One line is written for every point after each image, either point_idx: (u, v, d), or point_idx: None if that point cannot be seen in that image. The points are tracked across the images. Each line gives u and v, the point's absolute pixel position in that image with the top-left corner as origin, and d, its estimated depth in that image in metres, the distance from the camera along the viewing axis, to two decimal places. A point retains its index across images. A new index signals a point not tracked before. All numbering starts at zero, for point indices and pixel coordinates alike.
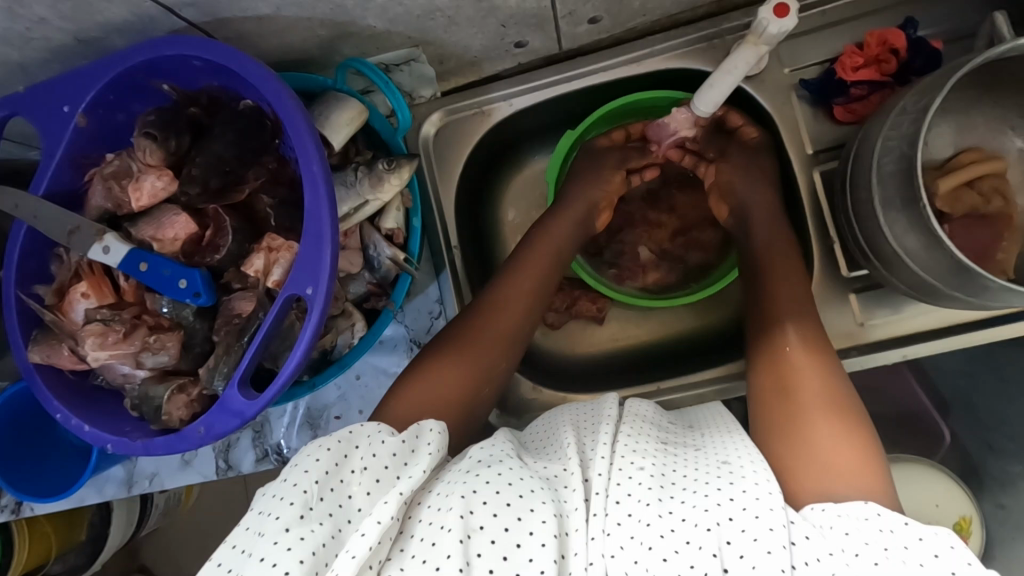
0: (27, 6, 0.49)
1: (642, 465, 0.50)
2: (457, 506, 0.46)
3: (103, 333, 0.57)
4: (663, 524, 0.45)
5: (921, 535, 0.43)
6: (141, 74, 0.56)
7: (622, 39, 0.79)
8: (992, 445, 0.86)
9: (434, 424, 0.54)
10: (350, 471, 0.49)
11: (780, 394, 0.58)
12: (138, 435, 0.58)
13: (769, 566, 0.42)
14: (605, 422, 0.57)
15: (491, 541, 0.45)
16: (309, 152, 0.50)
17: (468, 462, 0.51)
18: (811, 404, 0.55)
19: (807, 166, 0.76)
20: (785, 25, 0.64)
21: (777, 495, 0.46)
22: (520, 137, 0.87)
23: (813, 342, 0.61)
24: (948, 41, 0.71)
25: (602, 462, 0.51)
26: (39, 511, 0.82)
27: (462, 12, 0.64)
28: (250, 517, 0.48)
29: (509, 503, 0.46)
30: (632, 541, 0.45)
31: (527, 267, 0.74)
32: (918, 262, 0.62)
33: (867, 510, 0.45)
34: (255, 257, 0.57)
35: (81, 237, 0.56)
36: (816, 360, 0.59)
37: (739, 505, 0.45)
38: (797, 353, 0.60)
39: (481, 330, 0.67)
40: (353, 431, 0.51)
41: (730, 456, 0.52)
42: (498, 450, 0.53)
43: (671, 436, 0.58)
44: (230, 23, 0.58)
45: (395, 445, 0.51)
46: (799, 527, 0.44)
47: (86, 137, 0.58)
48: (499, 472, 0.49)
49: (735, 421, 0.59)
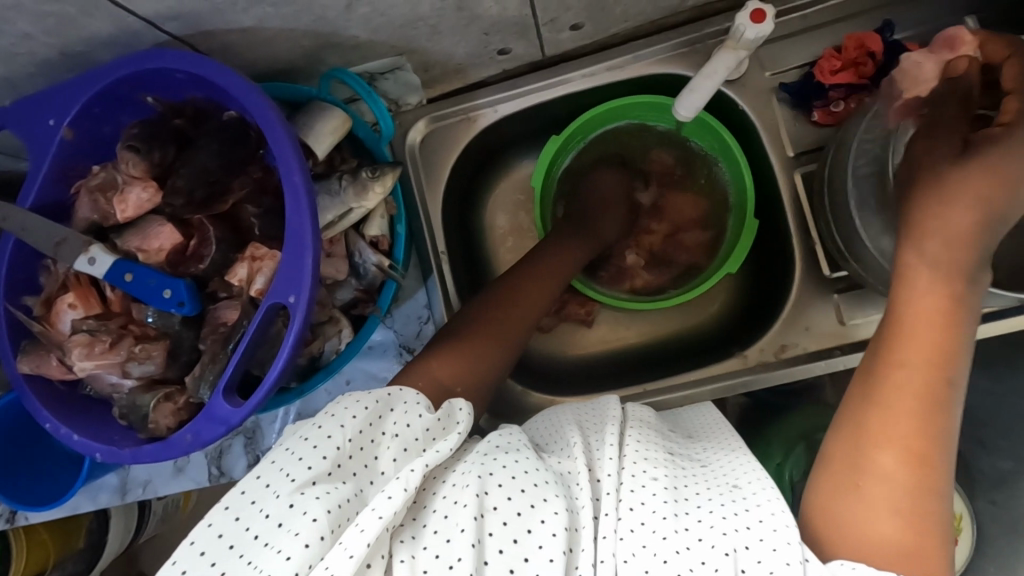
0: (11, 22, 0.50)
1: (655, 475, 0.50)
2: (473, 484, 0.47)
3: (90, 343, 0.58)
4: (680, 540, 0.46)
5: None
6: (126, 87, 0.57)
7: (605, 45, 0.79)
8: (981, 442, 0.85)
9: (463, 402, 0.54)
10: (382, 434, 0.50)
11: (860, 422, 0.51)
12: (126, 443, 0.58)
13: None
14: (611, 421, 0.57)
15: (502, 523, 0.46)
16: (288, 160, 0.51)
17: (484, 445, 0.52)
18: (886, 447, 0.49)
19: (789, 169, 0.77)
20: (762, 30, 0.66)
21: (793, 527, 0.46)
22: (507, 142, 0.88)
23: (927, 353, 0.52)
24: (925, 44, 0.73)
25: (611, 464, 0.51)
26: (33, 519, 0.83)
27: (444, 21, 0.65)
28: (276, 454, 0.49)
29: (523, 490, 0.47)
30: (644, 551, 0.45)
31: (541, 268, 0.76)
32: (892, 265, 0.64)
33: None
34: (239, 267, 0.58)
35: (68, 248, 0.56)
36: (921, 386, 0.51)
37: (755, 534, 0.46)
38: (900, 372, 0.52)
39: (470, 328, 0.66)
40: (391, 394, 0.52)
41: (740, 480, 0.51)
42: (515, 438, 0.53)
43: (676, 446, 0.57)
44: (214, 36, 0.59)
45: (430, 421, 0.51)
46: (813, 567, 0.45)
47: (72, 150, 0.59)
48: (515, 459, 0.50)
49: (734, 434, 0.60)
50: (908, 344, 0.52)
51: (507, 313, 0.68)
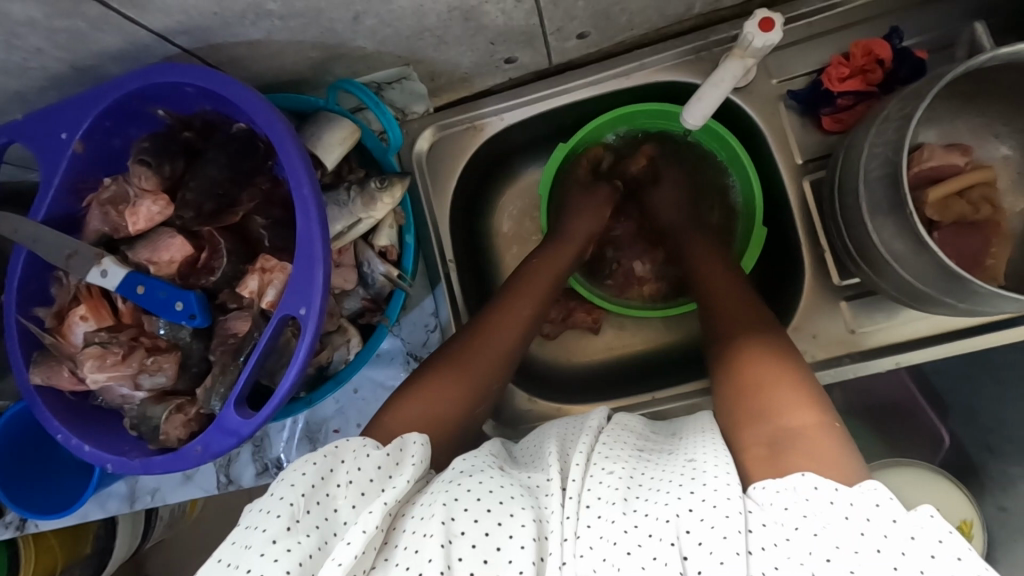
0: (23, 37, 0.50)
1: (611, 469, 0.52)
2: (438, 512, 0.47)
3: (102, 355, 0.58)
4: (628, 521, 0.47)
5: (860, 501, 0.44)
6: (136, 101, 0.57)
7: (611, 53, 0.79)
8: (991, 446, 0.87)
9: (416, 436, 0.56)
10: (335, 485, 0.50)
11: (747, 413, 0.56)
12: (137, 453, 0.59)
13: (725, 553, 0.43)
14: (585, 430, 0.59)
15: (471, 546, 0.46)
16: (299, 176, 0.51)
17: (451, 473, 0.53)
18: (782, 411, 0.54)
19: (796, 176, 0.76)
20: (770, 39, 0.66)
21: (733, 485, 0.47)
22: (513, 150, 0.88)
23: (775, 355, 0.61)
24: (931, 51, 0.72)
25: (576, 468, 0.53)
26: (42, 527, 0.83)
27: (451, 32, 0.66)
28: (238, 533, 0.49)
29: (489, 509, 0.48)
30: (602, 541, 0.46)
31: (528, 277, 0.76)
32: (907, 269, 0.63)
33: (804, 484, 0.46)
34: (250, 279, 0.58)
35: (79, 261, 0.56)
36: (782, 372, 0.58)
37: (697, 497, 0.46)
38: (759, 370, 0.60)
39: (476, 349, 0.68)
40: (339, 445, 0.53)
41: (696, 454, 0.53)
42: (481, 461, 0.55)
43: (648, 444, 0.60)
44: (223, 49, 0.59)
45: (380, 458, 0.53)
46: (756, 516, 0.46)
47: (83, 163, 0.59)
48: (480, 480, 0.51)
49: (709, 420, 0.61)
50: (756, 352, 0.62)
51: (501, 331, 0.70)
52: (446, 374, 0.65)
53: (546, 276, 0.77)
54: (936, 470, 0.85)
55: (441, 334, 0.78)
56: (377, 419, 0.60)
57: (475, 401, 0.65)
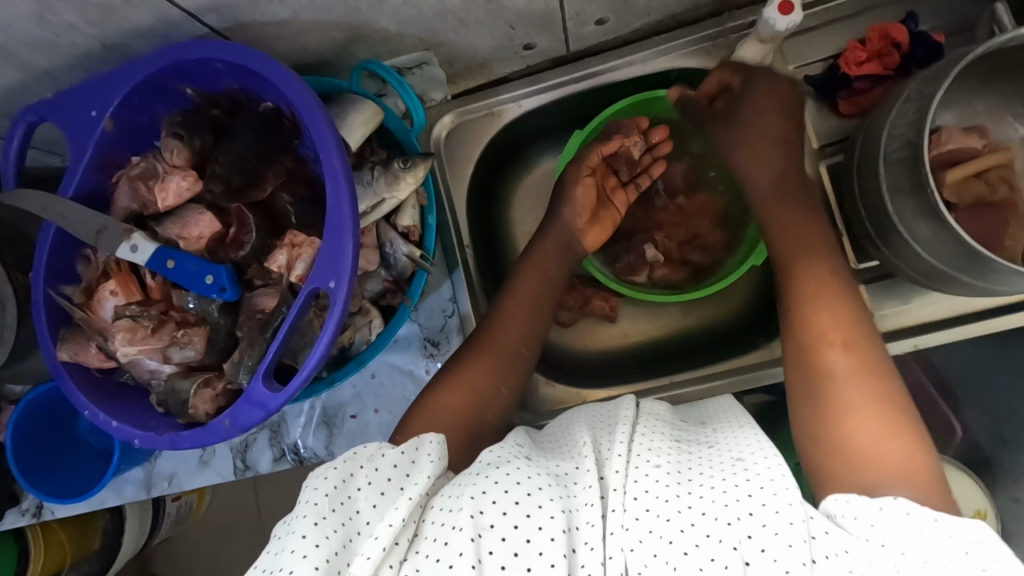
0: (57, 12, 0.51)
1: (657, 463, 0.52)
2: (467, 506, 0.48)
3: (132, 328, 0.59)
4: (683, 519, 0.47)
5: (951, 532, 0.45)
6: (165, 77, 0.57)
7: (627, 39, 0.80)
8: (1004, 437, 0.85)
9: (433, 435, 0.57)
10: (356, 488, 0.50)
11: (850, 465, 0.53)
12: (165, 428, 0.59)
13: (791, 560, 0.44)
14: (620, 421, 0.59)
15: (501, 538, 0.47)
16: (328, 146, 0.52)
17: (478, 465, 0.54)
18: (900, 459, 0.51)
19: (813, 160, 0.77)
20: (792, 22, 0.65)
21: (794, 488, 0.48)
22: (529, 137, 0.88)
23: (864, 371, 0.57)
24: (949, 35, 0.73)
25: (618, 460, 0.54)
26: (58, 514, 0.82)
27: (472, 14, 0.66)
28: (273, 544, 0.49)
29: (518, 501, 0.48)
30: (652, 535, 0.47)
31: (535, 259, 0.78)
32: (929, 249, 0.63)
33: (895, 508, 0.47)
34: (278, 253, 0.58)
35: (108, 237, 0.57)
36: (881, 393, 0.55)
37: (757, 501, 0.47)
38: (854, 405, 0.55)
39: (486, 343, 0.70)
40: (356, 452, 0.53)
41: (744, 453, 0.54)
42: (507, 452, 0.55)
43: (684, 435, 0.60)
44: (249, 28, 0.60)
45: (395, 458, 0.53)
46: (818, 523, 0.47)
47: (112, 140, 0.60)
48: (507, 472, 0.51)
49: (745, 413, 0.62)
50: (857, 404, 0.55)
51: (512, 325, 0.72)
52: (479, 363, 0.68)
53: (538, 277, 0.77)
54: (948, 459, 0.85)
55: (459, 320, 0.78)
56: (410, 417, 0.63)
57: (488, 394, 0.66)
